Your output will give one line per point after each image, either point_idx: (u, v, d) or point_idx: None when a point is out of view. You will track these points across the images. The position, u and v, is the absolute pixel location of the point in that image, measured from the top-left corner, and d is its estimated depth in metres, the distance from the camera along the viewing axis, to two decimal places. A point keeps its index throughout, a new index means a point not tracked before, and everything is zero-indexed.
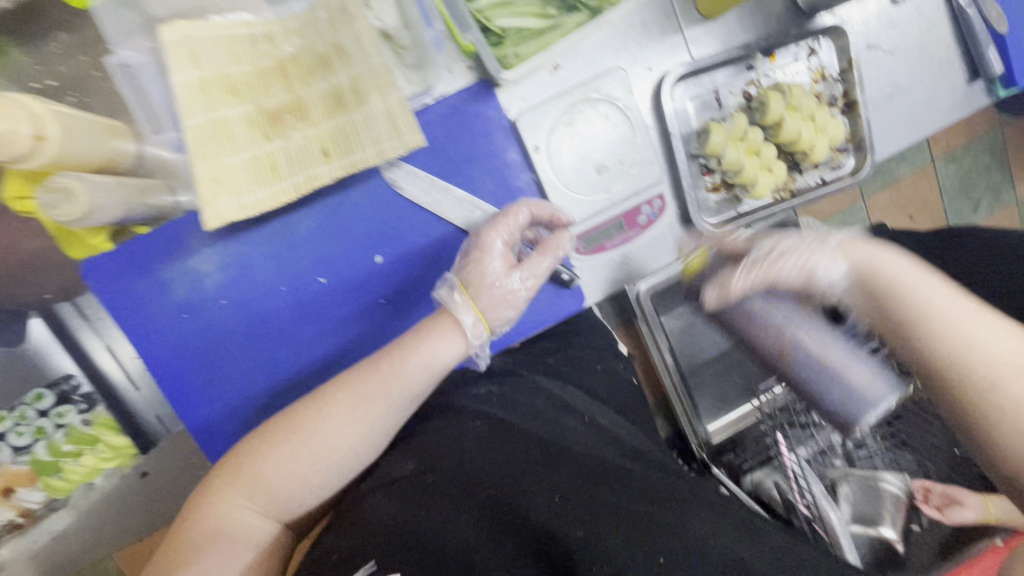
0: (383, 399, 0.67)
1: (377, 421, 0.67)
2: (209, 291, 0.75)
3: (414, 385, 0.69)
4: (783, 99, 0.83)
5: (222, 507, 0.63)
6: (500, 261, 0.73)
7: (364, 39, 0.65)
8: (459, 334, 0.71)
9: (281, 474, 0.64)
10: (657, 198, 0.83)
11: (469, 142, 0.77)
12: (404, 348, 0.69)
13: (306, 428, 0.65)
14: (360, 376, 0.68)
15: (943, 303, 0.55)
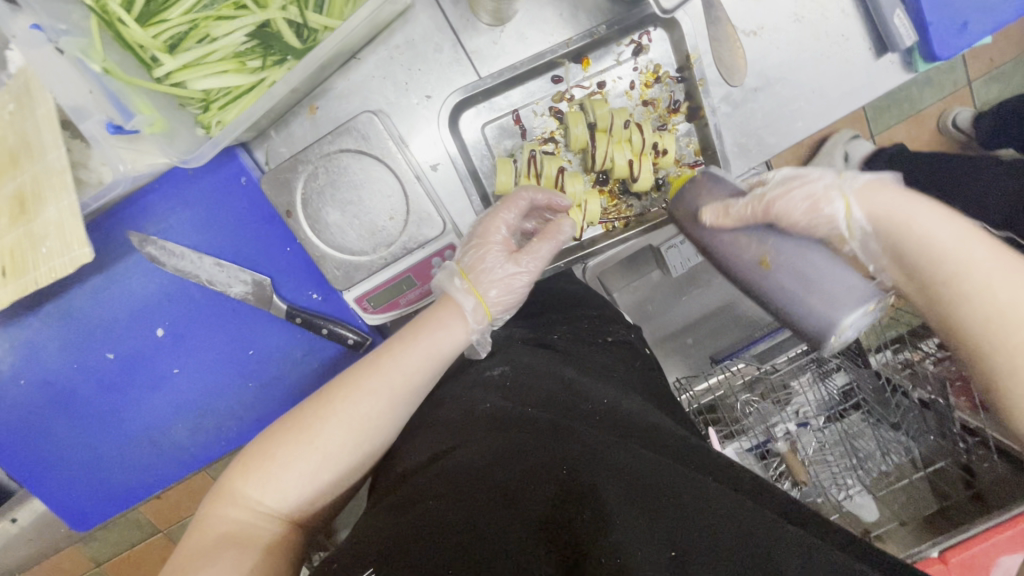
0: (395, 396, 0.54)
1: (386, 422, 0.54)
2: (7, 375, 0.77)
3: (418, 376, 0.55)
4: (588, 121, 0.69)
5: (235, 497, 0.50)
6: (501, 246, 0.63)
7: (43, 130, 0.59)
8: (463, 323, 0.59)
9: (298, 479, 0.51)
10: (448, 249, 0.72)
11: (225, 208, 0.70)
12: (404, 340, 0.56)
13: (312, 423, 0.52)
14: (365, 366, 0.55)
15: (994, 273, 0.43)
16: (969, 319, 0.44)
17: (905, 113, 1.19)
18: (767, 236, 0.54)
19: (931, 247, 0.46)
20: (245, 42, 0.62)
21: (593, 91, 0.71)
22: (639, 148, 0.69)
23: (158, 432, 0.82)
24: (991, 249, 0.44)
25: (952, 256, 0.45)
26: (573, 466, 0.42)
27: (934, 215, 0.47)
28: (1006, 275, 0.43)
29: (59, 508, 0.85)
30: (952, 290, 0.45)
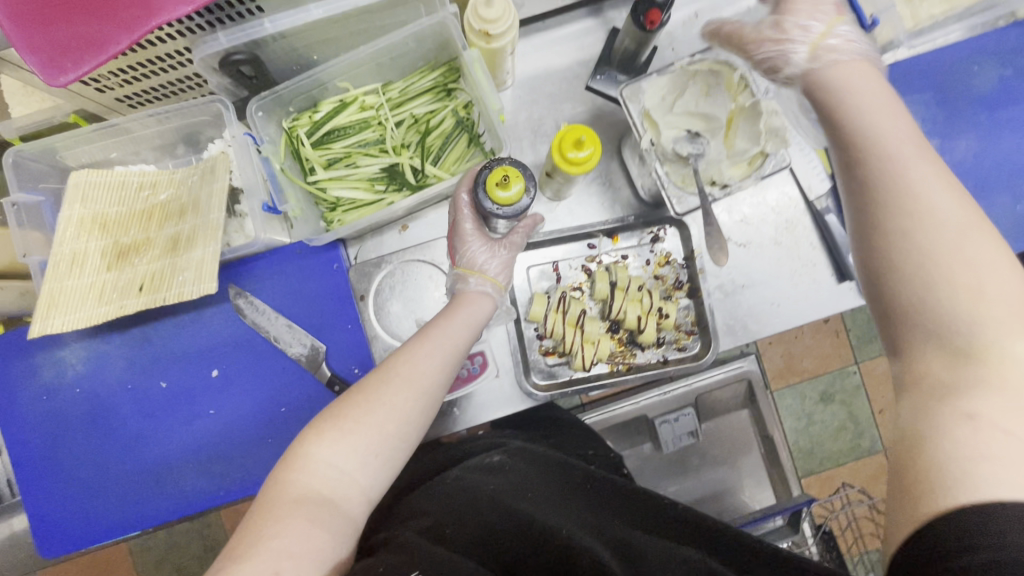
0: (448, 358, 0.65)
1: (441, 387, 0.64)
2: (68, 380, 0.86)
3: (462, 343, 0.68)
4: (611, 280, 0.87)
5: (307, 461, 0.55)
6: (477, 241, 0.77)
7: (214, 197, 0.79)
8: (487, 306, 0.74)
9: (369, 433, 0.57)
10: (476, 355, 0.88)
11: (311, 283, 0.87)
12: (447, 317, 0.69)
13: (374, 384, 0.60)
14: (419, 340, 0.65)
15: (931, 186, 0.46)
16: (920, 228, 0.45)
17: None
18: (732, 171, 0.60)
19: (875, 139, 0.49)
20: (379, 172, 0.84)
21: (618, 260, 0.91)
22: (648, 308, 0.86)
23: (167, 468, 0.86)
24: (929, 174, 0.47)
25: (897, 158, 0.48)
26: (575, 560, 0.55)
27: (934, 181, 0.47)
28: (955, 235, 0.45)
29: (40, 524, 0.86)
30: (886, 167, 0.48)
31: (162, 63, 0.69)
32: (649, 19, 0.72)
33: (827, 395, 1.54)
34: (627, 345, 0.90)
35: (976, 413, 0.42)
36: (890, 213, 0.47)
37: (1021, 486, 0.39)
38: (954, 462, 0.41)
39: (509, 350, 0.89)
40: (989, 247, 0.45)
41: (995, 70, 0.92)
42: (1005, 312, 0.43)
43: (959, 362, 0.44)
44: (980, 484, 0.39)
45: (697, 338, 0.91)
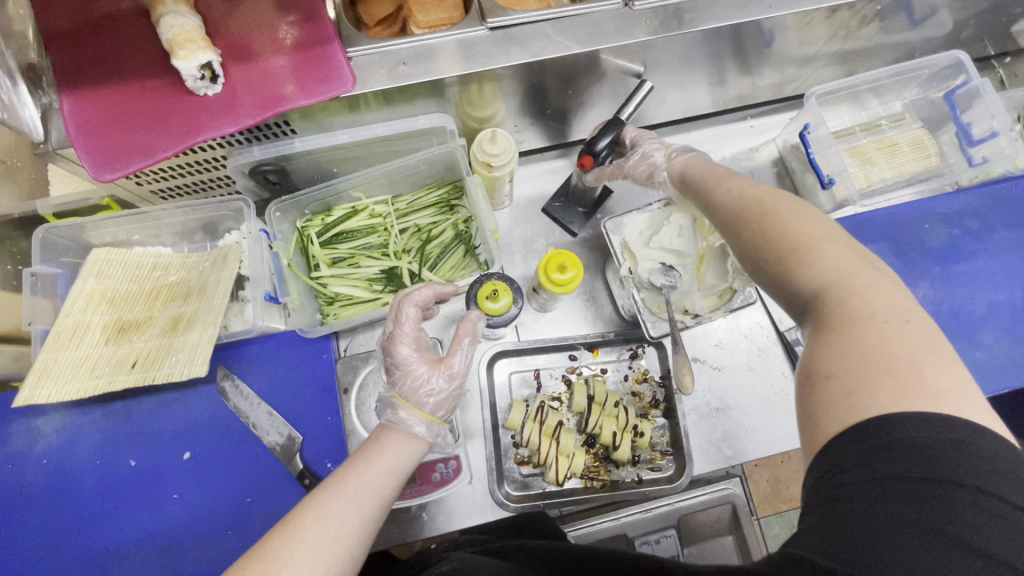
0: (365, 514, 0.58)
1: (359, 545, 0.57)
2: (37, 450, 0.86)
3: (383, 493, 0.61)
4: (589, 393, 0.90)
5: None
6: (421, 364, 0.73)
7: (220, 284, 0.84)
8: (417, 445, 0.68)
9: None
10: (452, 458, 0.86)
11: (298, 372, 0.89)
12: (365, 461, 0.62)
13: (271, 550, 0.53)
14: (329, 492, 0.58)
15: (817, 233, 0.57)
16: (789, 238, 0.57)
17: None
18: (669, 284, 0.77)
19: (755, 202, 0.62)
20: (378, 273, 0.92)
21: (597, 373, 0.94)
22: (623, 425, 0.88)
23: (117, 554, 0.83)
24: (785, 201, 0.61)
25: (767, 204, 0.61)
26: None
27: (808, 219, 0.58)
28: (832, 263, 0.55)
29: None
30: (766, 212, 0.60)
31: (203, 171, 0.79)
32: (582, 162, 0.77)
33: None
34: (601, 461, 0.90)
35: (859, 366, 0.48)
36: (764, 233, 0.59)
37: (893, 401, 0.45)
38: (837, 404, 0.47)
39: (484, 457, 0.89)
40: (844, 251, 0.55)
41: (944, 228, 1.03)
42: (861, 302, 0.51)
43: (839, 352, 0.49)
44: (852, 414, 0.46)
45: (671, 458, 0.91)
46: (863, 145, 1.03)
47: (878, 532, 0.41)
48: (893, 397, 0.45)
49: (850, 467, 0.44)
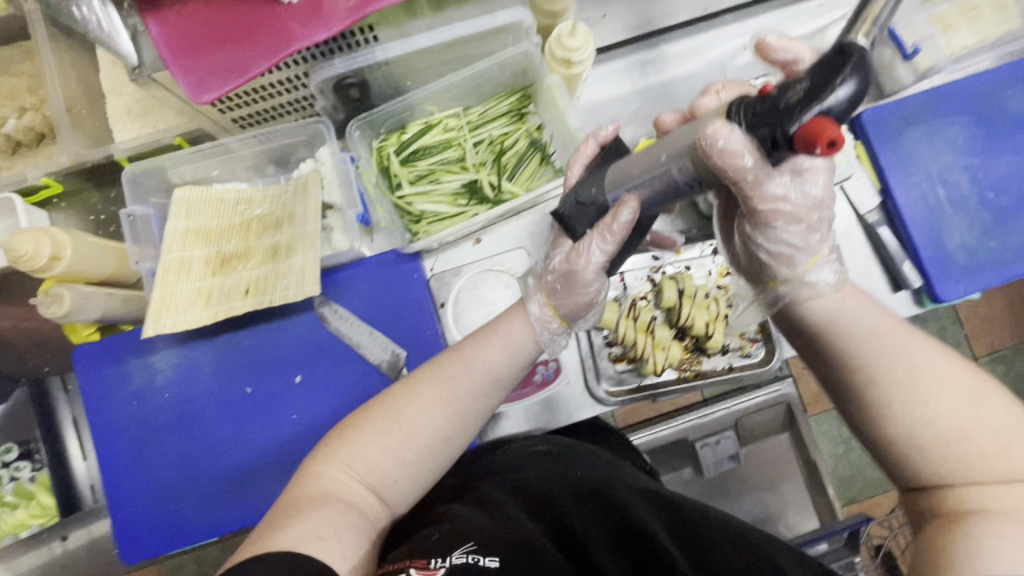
0: (483, 389, 0.65)
1: (476, 412, 0.65)
2: (157, 385, 0.90)
3: (498, 372, 0.66)
4: (678, 288, 0.91)
5: (325, 468, 0.61)
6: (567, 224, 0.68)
7: (309, 210, 0.85)
8: (530, 344, 0.68)
9: (382, 448, 0.62)
10: (551, 361, 0.90)
11: (392, 291, 0.91)
12: (473, 342, 0.67)
13: (393, 401, 0.64)
14: (447, 361, 0.66)
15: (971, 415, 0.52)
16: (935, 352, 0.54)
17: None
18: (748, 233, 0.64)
19: (954, 428, 0.52)
20: (461, 188, 0.91)
21: (682, 270, 0.95)
22: (715, 315, 0.90)
23: (250, 473, 0.88)
24: (927, 358, 0.54)
25: (918, 380, 0.53)
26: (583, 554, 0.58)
27: (945, 389, 0.53)
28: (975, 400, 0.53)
29: (124, 529, 0.88)
30: (901, 364, 0.54)
31: (283, 89, 0.79)
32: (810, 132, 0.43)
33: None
34: (692, 352, 0.93)
35: (995, 527, 0.48)
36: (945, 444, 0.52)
37: None
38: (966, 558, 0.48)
39: (580, 357, 0.92)
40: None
41: None
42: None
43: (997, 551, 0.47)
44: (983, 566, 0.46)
45: (761, 345, 0.94)
46: (945, 11, 0.97)
47: None
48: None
49: None
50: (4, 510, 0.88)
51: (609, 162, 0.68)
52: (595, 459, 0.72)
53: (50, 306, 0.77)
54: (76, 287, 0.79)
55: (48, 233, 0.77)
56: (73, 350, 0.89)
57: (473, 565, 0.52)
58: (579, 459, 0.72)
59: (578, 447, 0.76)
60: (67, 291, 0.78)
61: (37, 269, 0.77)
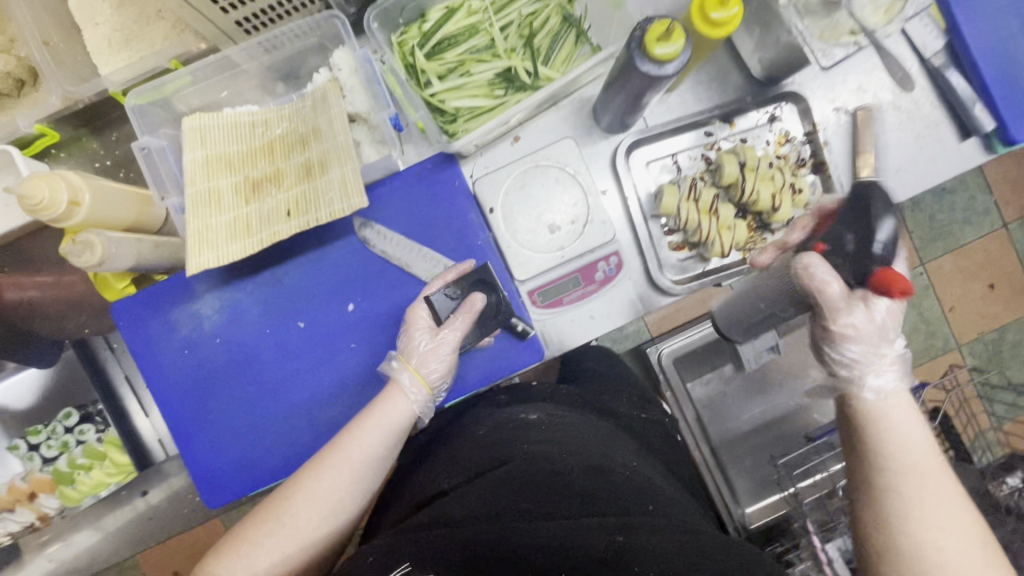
0: (353, 468, 0.73)
1: (343, 496, 0.72)
2: (206, 331, 0.86)
3: (372, 449, 0.74)
4: (740, 162, 0.85)
5: (215, 574, 0.68)
6: (422, 334, 0.80)
7: (335, 121, 0.77)
8: (405, 400, 0.78)
9: (270, 550, 0.69)
10: (613, 255, 0.85)
11: (435, 204, 0.85)
12: (359, 420, 0.76)
13: (303, 481, 0.72)
14: (327, 449, 0.74)
15: (906, 456, 0.64)
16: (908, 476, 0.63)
17: (951, 246, 1.57)
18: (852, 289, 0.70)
19: (897, 440, 0.64)
20: (495, 77, 0.82)
21: (739, 144, 0.88)
22: (781, 186, 0.84)
23: (319, 405, 0.87)
24: (934, 469, 0.63)
25: (894, 471, 0.63)
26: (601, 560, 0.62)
27: (930, 501, 0.61)
28: (925, 476, 0.62)
29: (203, 477, 0.87)
30: (901, 463, 0.63)
31: None
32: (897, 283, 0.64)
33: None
34: (756, 230, 0.88)
35: (921, 517, 0.60)
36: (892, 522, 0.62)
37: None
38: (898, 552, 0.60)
39: (638, 249, 0.88)
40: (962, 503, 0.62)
41: None
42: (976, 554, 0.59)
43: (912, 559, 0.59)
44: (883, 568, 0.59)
45: None
46: None
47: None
48: (934, 550, 0.59)
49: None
50: (79, 472, 0.89)
51: (489, 321, 0.81)
52: (590, 424, 0.83)
53: (83, 254, 0.71)
54: (106, 233, 0.74)
55: (62, 177, 0.71)
56: (111, 306, 0.85)
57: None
58: (563, 451, 0.74)
59: (572, 420, 0.82)
60: (98, 237, 0.72)
61: (59, 217, 0.71)
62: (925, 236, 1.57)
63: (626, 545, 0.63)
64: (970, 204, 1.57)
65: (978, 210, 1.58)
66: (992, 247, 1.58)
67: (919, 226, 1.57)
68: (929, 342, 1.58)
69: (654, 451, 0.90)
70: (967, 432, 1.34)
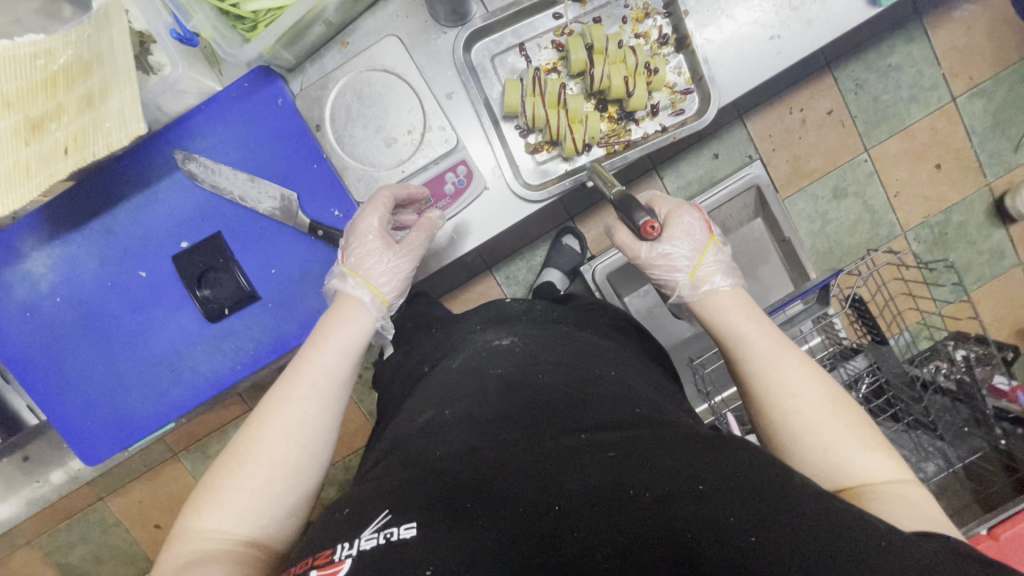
0: (323, 394, 0.64)
1: (319, 423, 0.62)
2: (45, 291, 0.81)
3: (338, 373, 0.66)
4: (586, 45, 0.77)
5: (190, 534, 0.55)
6: (376, 240, 0.74)
7: (116, 41, 0.68)
8: (366, 312, 0.71)
9: (248, 493, 0.57)
10: (460, 164, 0.79)
11: (260, 127, 0.78)
12: (317, 345, 0.67)
13: (270, 419, 0.61)
14: (288, 382, 0.64)
15: (774, 359, 0.65)
16: (787, 375, 0.63)
17: (896, 128, 1.44)
18: (656, 246, 0.78)
19: (736, 339, 0.69)
20: None
21: (590, 24, 0.81)
22: (634, 68, 0.77)
23: (181, 354, 0.83)
24: (799, 363, 0.64)
25: (774, 359, 0.65)
26: (613, 475, 0.48)
27: (799, 372, 0.63)
28: (793, 358, 0.65)
29: (75, 437, 0.85)
30: (756, 361, 0.66)
31: None
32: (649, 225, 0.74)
33: (839, 190, 1.45)
34: (616, 120, 0.83)
35: (825, 405, 0.60)
36: (764, 405, 0.63)
37: (849, 450, 0.58)
38: (804, 437, 0.59)
39: (490, 154, 0.81)
40: (812, 370, 0.63)
41: None
42: (830, 402, 0.61)
43: (819, 442, 0.58)
44: (811, 454, 0.59)
45: (694, 95, 0.83)
46: None
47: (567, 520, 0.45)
48: (815, 440, 0.59)
49: (563, 492, 0.47)
50: None
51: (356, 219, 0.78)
52: (574, 344, 0.74)
53: None
54: None
55: None
56: None
57: (388, 543, 0.45)
58: (539, 370, 0.66)
59: (549, 334, 0.77)
60: None
61: None
62: (867, 119, 1.43)
63: (620, 457, 0.50)
64: (917, 77, 1.42)
65: (925, 86, 1.43)
66: (939, 124, 1.44)
67: (862, 108, 1.43)
68: (873, 232, 1.48)
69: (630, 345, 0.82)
70: (891, 323, 1.33)
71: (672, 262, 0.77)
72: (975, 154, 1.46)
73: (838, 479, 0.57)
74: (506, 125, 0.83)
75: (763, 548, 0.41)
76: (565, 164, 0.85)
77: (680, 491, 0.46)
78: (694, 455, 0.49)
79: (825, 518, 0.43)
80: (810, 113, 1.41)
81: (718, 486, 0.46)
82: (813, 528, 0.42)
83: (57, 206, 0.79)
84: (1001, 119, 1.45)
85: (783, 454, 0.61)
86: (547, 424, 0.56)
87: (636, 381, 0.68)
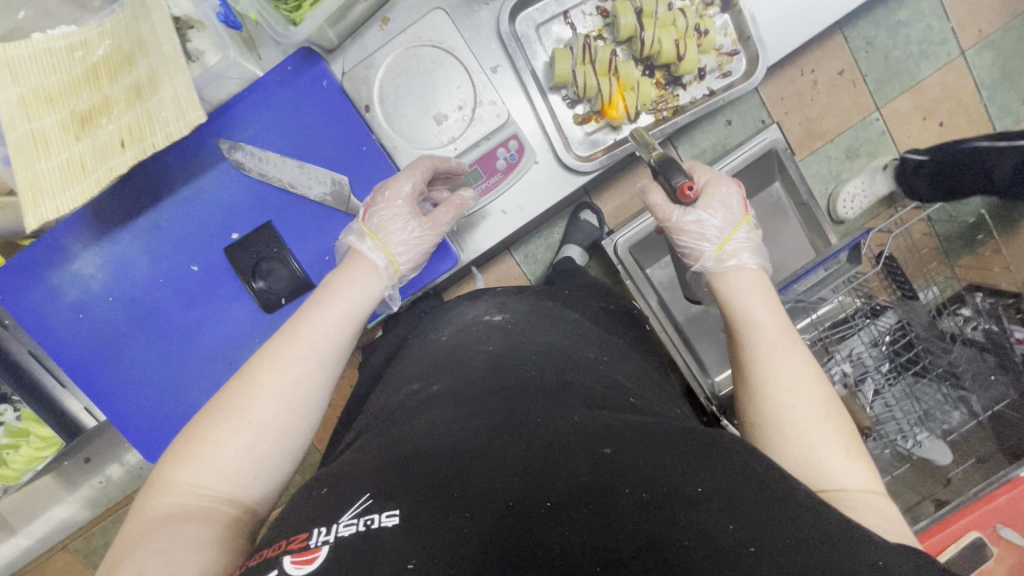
0: (320, 359, 0.59)
1: (314, 389, 0.57)
2: (96, 291, 0.80)
3: (338, 338, 0.61)
4: (636, 9, 0.76)
5: (171, 487, 0.51)
6: (405, 206, 0.71)
7: (158, 27, 0.66)
8: (377, 278, 0.66)
9: (232, 453, 0.52)
10: (511, 139, 0.78)
11: (306, 110, 0.76)
12: (321, 303, 0.62)
13: (263, 376, 0.56)
14: (284, 339, 0.58)
15: (779, 351, 0.60)
16: (795, 369, 0.58)
17: (907, 84, 1.43)
18: (689, 211, 0.74)
19: (749, 321, 0.63)
20: None
21: None
22: (684, 31, 0.76)
23: (234, 347, 0.82)
24: (805, 360, 0.59)
25: (779, 348, 0.60)
26: (615, 463, 0.43)
27: (802, 371, 0.58)
28: (799, 354, 0.60)
29: (132, 435, 0.84)
30: (761, 347, 0.61)
31: None
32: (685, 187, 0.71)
33: (852, 151, 1.45)
34: (664, 85, 0.82)
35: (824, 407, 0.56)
36: (757, 393, 0.58)
37: (836, 453, 0.53)
38: (795, 433, 0.54)
39: (538, 124, 0.80)
40: (815, 370, 0.58)
41: None
42: (824, 405, 0.56)
43: (806, 441, 0.53)
44: (795, 454, 0.53)
45: (741, 56, 0.82)
46: None
47: (533, 523, 0.39)
48: (798, 437, 0.54)
49: (543, 485, 0.42)
50: (7, 452, 0.87)
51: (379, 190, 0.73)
52: (560, 322, 0.74)
53: None
54: None
55: None
56: None
57: (368, 532, 0.40)
58: (530, 354, 0.63)
59: (539, 317, 0.75)
60: None
61: None
62: (878, 77, 1.42)
63: (618, 456, 0.44)
64: (927, 31, 1.41)
65: (935, 40, 1.42)
66: (950, 79, 1.44)
67: (873, 66, 1.41)
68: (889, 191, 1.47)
69: (620, 335, 0.82)
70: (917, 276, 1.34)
71: (703, 228, 0.72)
72: (984, 108, 1.45)
73: (815, 479, 0.52)
74: (552, 96, 0.83)
75: (766, 559, 0.38)
76: (611, 135, 0.85)
77: (671, 496, 0.41)
78: (692, 458, 0.44)
79: (827, 543, 0.39)
80: (822, 74, 1.39)
81: (715, 493, 0.41)
82: (815, 561, 0.37)
83: (100, 204, 0.78)
84: (1010, 70, 1.44)
85: (762, 445, 0.56)
86: (529, 404, 0.52)
87: (625, 377, 0.64)
